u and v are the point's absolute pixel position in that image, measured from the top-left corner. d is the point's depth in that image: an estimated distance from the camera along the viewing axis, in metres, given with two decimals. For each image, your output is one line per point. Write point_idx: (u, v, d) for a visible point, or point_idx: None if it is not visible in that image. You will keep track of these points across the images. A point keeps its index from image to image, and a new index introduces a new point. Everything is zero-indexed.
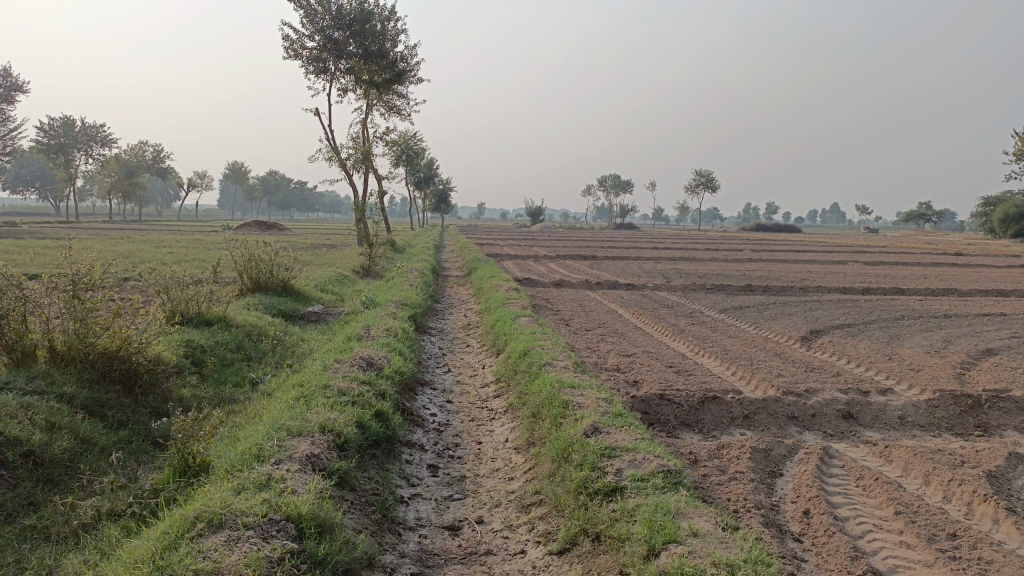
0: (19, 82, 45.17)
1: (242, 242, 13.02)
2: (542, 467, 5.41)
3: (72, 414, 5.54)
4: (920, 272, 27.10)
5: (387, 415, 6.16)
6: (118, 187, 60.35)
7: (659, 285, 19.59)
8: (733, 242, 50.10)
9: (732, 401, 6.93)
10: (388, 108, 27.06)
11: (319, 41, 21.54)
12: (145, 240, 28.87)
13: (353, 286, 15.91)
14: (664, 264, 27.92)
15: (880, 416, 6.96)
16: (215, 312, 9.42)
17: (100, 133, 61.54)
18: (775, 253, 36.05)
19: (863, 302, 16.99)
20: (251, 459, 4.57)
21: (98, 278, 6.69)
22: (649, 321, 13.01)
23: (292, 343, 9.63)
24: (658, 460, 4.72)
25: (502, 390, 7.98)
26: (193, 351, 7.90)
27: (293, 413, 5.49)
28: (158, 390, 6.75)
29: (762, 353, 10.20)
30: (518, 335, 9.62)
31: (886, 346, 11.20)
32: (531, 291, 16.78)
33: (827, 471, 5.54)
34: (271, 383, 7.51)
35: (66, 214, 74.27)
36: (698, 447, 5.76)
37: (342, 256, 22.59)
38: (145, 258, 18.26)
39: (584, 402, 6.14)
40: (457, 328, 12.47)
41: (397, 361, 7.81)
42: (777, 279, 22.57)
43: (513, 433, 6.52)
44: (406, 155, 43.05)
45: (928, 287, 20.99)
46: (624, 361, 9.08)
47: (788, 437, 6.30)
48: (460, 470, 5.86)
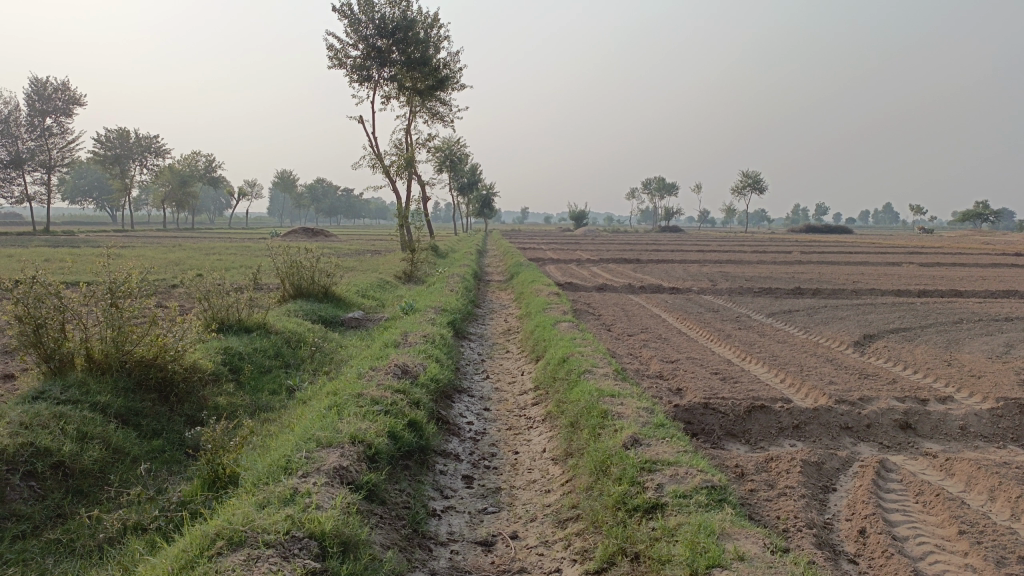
0: (78, 96, 46.45)
1: (284, 248, 13.07)
2: (580, 479, 5.19)
3: (105, 423, 5.52)
4: (979, 273, 26.08)
5: (421, 424, 6.01)
6: (171, 197, 61.78)
7: (705, 289, 19.18)
8: (780, 244, 49.03)
9: (781, 410, 6.62)
10: (432, 114, 27.12)
11: (362, 49, 21.65)
12: (195, 248, 29.43)
13: (395, 291, 15.87)
14: (709, 267, 27.38)
15: (940, 426, 6.58)
16: (255, 319, 9.40)
17: (154, 144, 63.11)
18: (827, 255, 35.18)
19: (919, 305, 16.35)
20: (278, 471, 4.44)
21: (136, 287, 6.68)
22: (694, 326, 12.67)
23: (331, 350, 9.56)
24: (701, 475, 4.46)
25: (541, 397, 7.78)
26: (231, 357, 7.87)
27: (324, 423, 5.37)
28: (193, 398, 6.72)
29: (812, 358, 9.81)
30: (557, 341, 9.41)
31: (944, 351, 10.69)
32: (573, 296, 16.55)
33: (884, 487, 5.20)
34: (308, 391, 7.44)
35: (121, 223, 76.21)
36: (745, 460, 5.48)
37: (386, 262, 22.65)
38: (192, 265, 18.52)
39: (623, 412, 5.90)
40: (498, 334, 12.31)
41: (433, 368, 7.67)
42: (827, 281, 21.90)
43: (550, 444, 6.32)
44: (450, 160, 43.17)
45: (989, 289, 20.13)
46: (667, 367, 8.80)
47: (842, 449, 5.98)
48: (495, 481, 5.68)
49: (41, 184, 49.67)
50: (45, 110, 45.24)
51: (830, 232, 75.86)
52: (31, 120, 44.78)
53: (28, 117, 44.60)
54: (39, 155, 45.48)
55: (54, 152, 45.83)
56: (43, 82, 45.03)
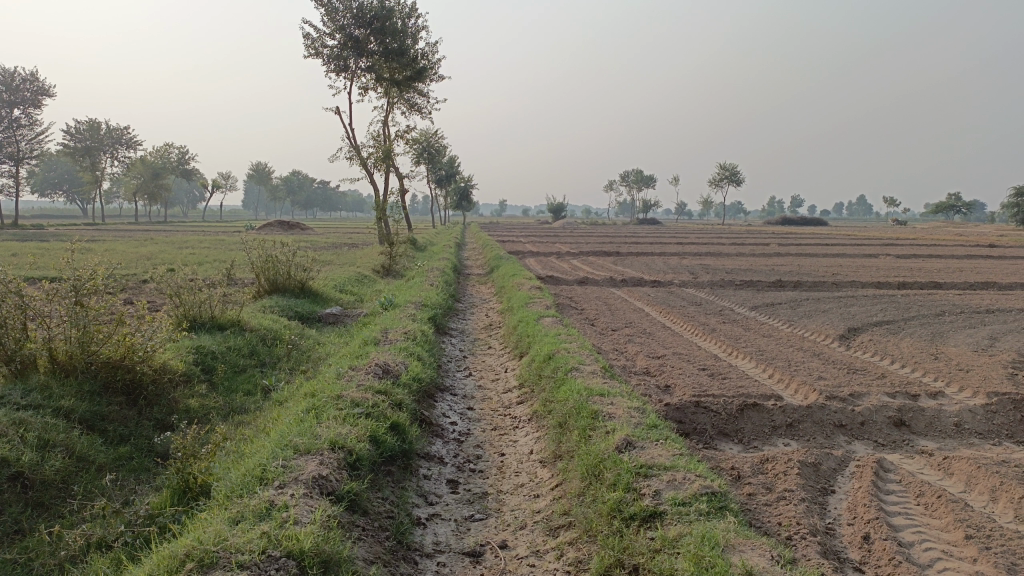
0: (46, 86, 45.38)
1: (259, 242, 12.71)
2: (571, 484, 4.98)
3: (69, 430, 5.22)
4: (956, 265, 26.17)
5: (404, 427, 5.76)
6: (143, 189, 60.61)
7: (686, 282, 19.05)
8: (757, 237, 49.08)
9: (774, 408, 6.44)
10: (409, 106, 26.74)
11: (339, 39, 21.24)
12: (168, 242, 28.78)
13: (374, 286, 15.56)
14: (689, 260, 27.28)
15: (934, 423, 6.45)
16: (229, 316, 9.08)
17: (125, 136, 61.85)
18: (804, 247, 35.24)
19: (900, 297, 16.32)
20: (253, 482, 4.18)
21: (102, 284, 6.36)
22: (678, 321, 12.51)
23: (308, 347, 9.27)
24: (700, 481, 4.26)
25: (526, 395, 7.57)
26: (204, 357, 7.57)
27: (302, 428, 5.10)
28: (163, 401, 6.40)
29: (799, 353, 9.68)
30: (542, 337, 9.19)
31: (929, 344, 10.61)
32: (554, 290, 16.31)
33: (884, 488, 5.04)
34: (285, 392, 7.16)
35: (92, 217, 74.76)
36: (740, 461, 5.29)
37: (364, 256, 22.31)
38: (164, 260, 18.04)
39: (614, 412, 5.69)
40: (479, 330, 12.06)
41: (415, 367, 7.42)
42: (807, 274, 21.88)
43: (538, 445, 6.11)
44: (428, 153, 42.73)
45: (968, 280, 20.16)
46: (654, 363, 8.60)
47: (836, 448, 5.82)
48: (482, 485, 5.45)
49: (9, 176, 48.47)
50: (12, 101, 44.06)
51: (806, 223, 76.42)
52: None
53: None
54: (7, 147, 44.45)
55: (23, 144, 44.82)
56: (9, 73, 43.85)
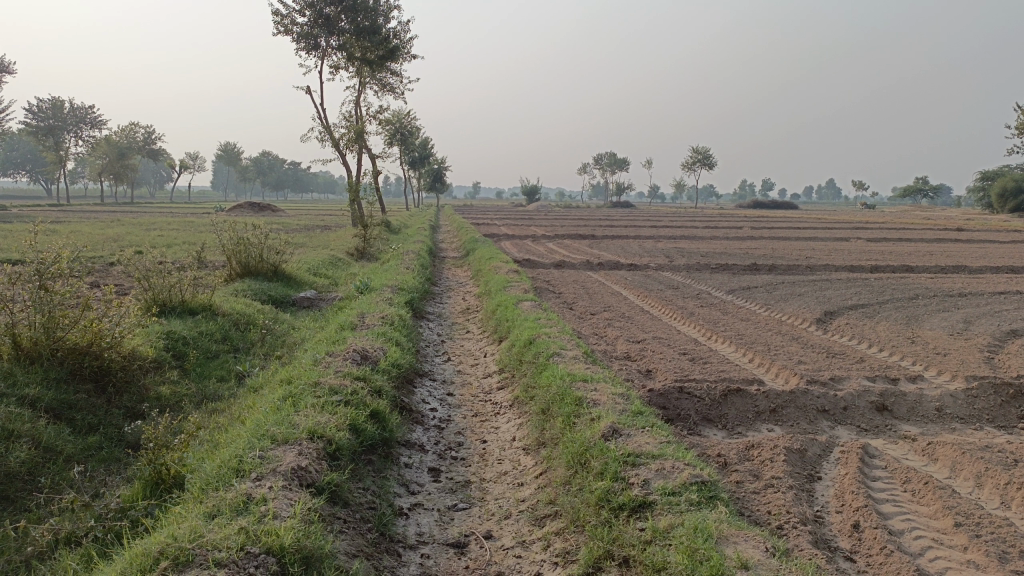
0: (7, 63, 44.09)
1: (230, 224, 12.42)
2: (556, 473, 4.89)
3: (34, 420, 5.02)
4: (925, 248, 26.45)
5: (384, 414, 5.63)
6: (109, 169, 59.33)
7: (662, 265, 19.04)
8: (730, 219, 49.33)
9: (757, 394, 6.39)
10: (382, 86, 26.36)
11: (309, 16, 20.84)
12: (135, 224, 28.15)
13: (348, 270, 15.33)
14: (664, 243, 27.32)
15: (916, 408, 6.45)
16: (201, 300, 8.84)
17: (90, 115, 60.40)
18: (777, 231, 35.44)
19: (874, 280, 16.44)
20: (230, 474, 4.02)
21: (66, 268, 6.12)
22: (656, 304, 12.46)
23: (282, 332, 9.07)
24: (689, 470, 4.17)
25: (507, 381, 7.46)
26: (174, 343, 7.35)
27: (278, 417, 4.94)
28: (133, 388, 6.18)
29: (778, 337, 9.67)
30: (521, 321, 9.08)
31: (905, 328, 10.67)
32: (531, 273, 16.19)
33: (870, 474, 5.02)
34: (259, 378, 6.97)
35: (57, 196, 73.08)
36: (726, 447, 5.24)
37: (337, 238, 22.02)
38: (131, 242, 17.62)
39: (599, 399, 5.59)
40: (456, 314, 11.92)
41: (394, 353, 7.27)
42: (781, 257, 21.98)
43: (520, 432, 6.01)
44: (401, 134, 42.29)
45: (938, 264, 20.38)
46: (634, 348, 8.53)
47: (820, 433, 5.79)
48: (464, 474, 5.34)
49: None
50: None
51: (776, 207, 77.00)
52: None
53: None
54: None
55: None
56: None
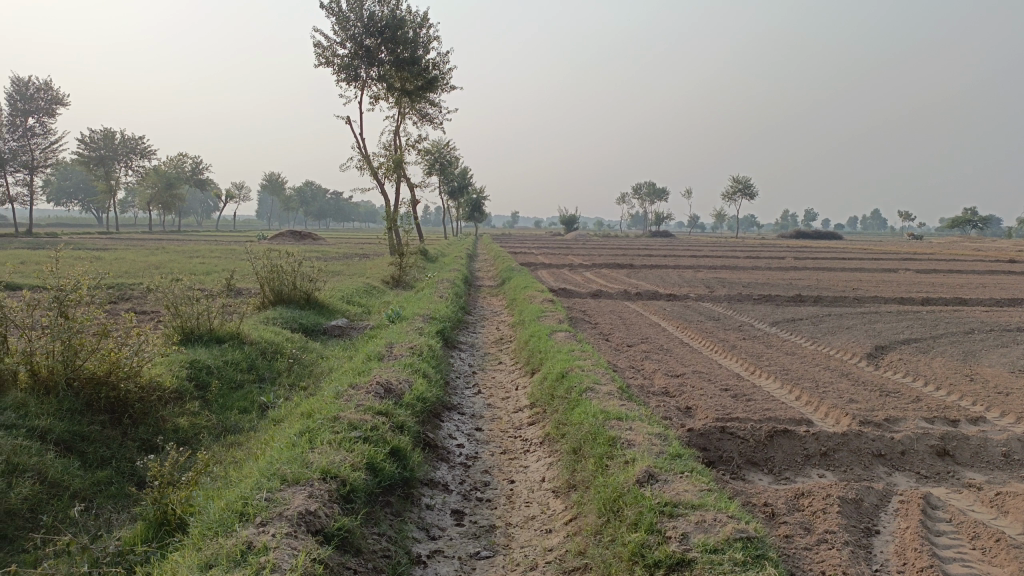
0: (61, 96, 45.47)
1: (264, 252, 12.34)
2: (587, 520, 4.52)
3: (42, 453, 4.82)
4: (977, 280, 25.51)
5: (405, 452, 5.32)
6: (157, 199, 60.58)
7: (702, 296, 18.56)
8: (772, 250, 48.46)
9: (806, 435, 5.95)
10: (421, 116, 26.46)
11: (350, 48, 20.95)
12: (178, 251, 28.52)
13: (382, 298, 15.16)
14: (704, 273, 26.83)
15: (980, 453, 5.95)
16: (228, 329, 8.68)
17: (140, 145, 61.95)
18: (822, 261, 34.52)
19: (925, 313, 15.79)
20: (233, 519, 3.74)
21: (85, 295, 5.96)
22: (696, 336, 12.03)
23: (310, 362, 8.85)
24: (733, 523, 3.77)
25: (538, 417, 7.11)
26: (197, 372, 7.15)
27: (292, 454, 4.67)
28: (150, 420, 5.95)
29: (826, 373, 9.17)
30: (555, 353, 8.75)
31: (962, 364, 10.08)
32: (567, 303, 15.87)
33: (933, 529, 4.56)
34: (281, 410, 6.73)
35: (106, 224, 74.91)
36: (773, 496, 4.82)
37: (374, 266, 21.97)
38: (169, 269, 17.74)
39: (634, 439, 5.20)
40: (489, 344, 11.63)
41: (420, 386, 6.98)
42: (827, 288, 21.33)
43: (550, 472, 5.66)
44: (440, 163, 42.50)
45: (993, 296, 19.56)
46: (673, 383, 8.13)
47: (876, 480, 5.34)
48: (489, 517, 4.99)
49: (24, 186, 48.50)
50: (27, 110, 44.21)
51: (821, 237, 75.54)
52: (13, 119, 43.77)
53: (11, 116, 43.54)
54: (21, 156, 44.63)
55: (37, 153, 44.87)
56: (25, 82, 44.00)
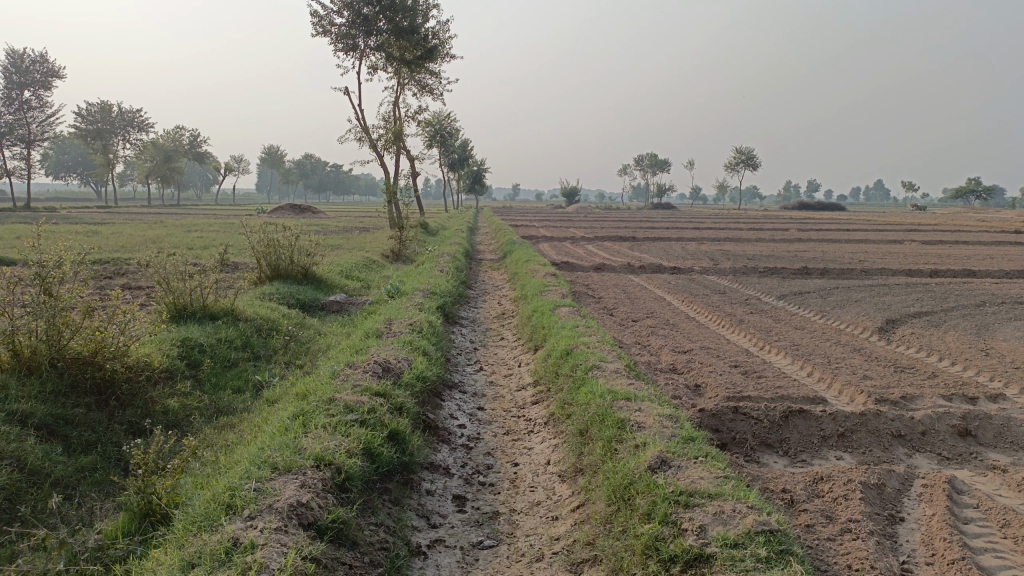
0: (56, 68, 44.77)
1: (260, 225, 12.03)
2: (595, 508, 4.30)
3: (21, 439, 4.56)
4: (984, 251, 25.15)
5: (404, 435, 5.09)
6: (156, 172, 60.05)
7: (707, 269, 18.28)
8: (775, 221, 48.04)
9: (823, 415, 5.70)
10: (420, 87, 25.97)
11: (348, 17, 20.47)
12: (177, 224, 28.20)
13: (381, 272, 14.89)
14: (708, 245, 26.49)
15: (1004, 433, 5.71)
16: (223, 305, 8.42)
17: (137, 118, 61.27)
18: (825, 233, 34.16)
19: (935, 285, 15.49)
20: (218, 512, 3.50)
21: (68, 272, 5.67)
22: (702, 310, 11.76)
23: (307, 338, 8.61)
24: (753, 514, 3.51)
25: (542, 395, 6.87)
26: (189, 351, 6.90)
27: (285, 440, 4.43)
28: (138, 401, 5.71)
29: (838, 348, 8.92)
30: (559, 329, 8.49)
31: (976, 338, 9.83)
32: (569, 276, 15.62)
33: (960, 515, 4.33)
34: (276, 390, 6.48)
35: (105, 199, 74.35)
36: (791, 481, 4.59)
37: (374, 240, 21.64)
38: (166, 244, 17.44)
39: (644, 422, 4.94)
40: (490, 319, 11.38)
41: (420, 364, 6.73)
42: (833, 260, 21.00)
43: (556, 455, 5.43)
44: (440, 135, 41.97)
45: (1003, 267, 19.24)
46: (680, 359, 7.89)
47: (896, 463, 5.11)
48: (492, 503, 4.76)
49: (21, 159, 47.94)
50: (23, 82, 43.58)
51: (823, 208, 74.99)
52: (8, 92, 43.09)
53: (6, 88, 42.86)
54: (17, 129, 43.95)
55: (34, 126, 44.30)
56: (20, 53, 43.40)
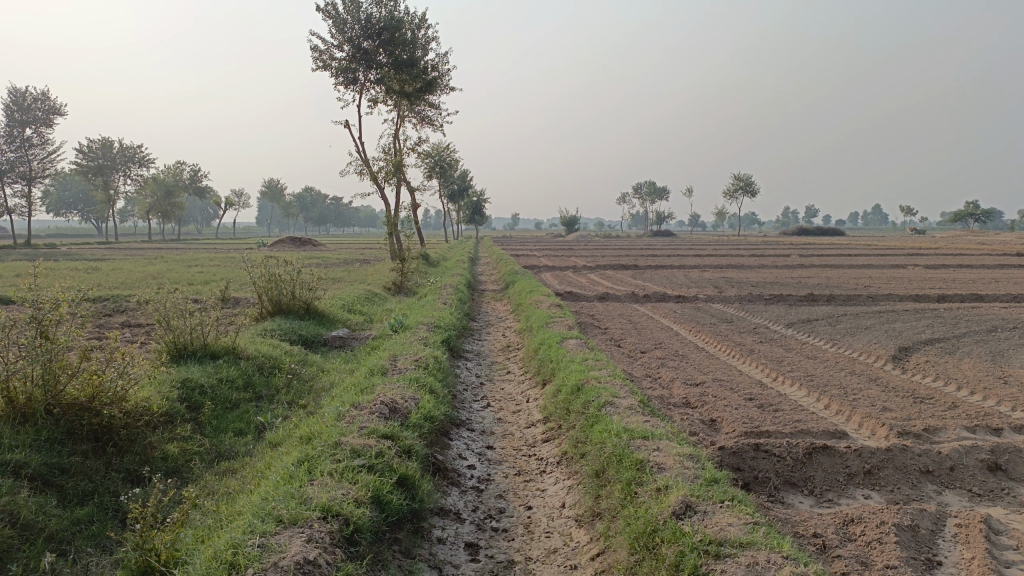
0: (58, 106, 44.98)
1: (261, 260, 11.87)
2: (617, 556, 4.10)
3: (14, 492, 4.36)
4: (989, 275, 25.01)
5: (413, 480, 4.89)
6: (156, 208, 60.10)
7: (711, 297, 18.11)
8: (775, 247, 47.92)
9: (847, 452, 5.50)
10: (420, 119, 26.03)
11: (348, 51, 20.53)
12: (178, 260, 28.08)
13: (384, 305, 14.73)
14: (710, 272, 26.36)
15: None
16: (224, 344, 8.23)
17: (138, 154, 61.58)
18: (827, 258, 34.07)
19: (943, 311, 15.31)
20: (221, 572, 3.30)
21: (64, 315, 5.49)
22: (711, 340, 11.57)
23: (310, 376, 8.42)
24: (790, 566, 3.31)
25: (552, 433, 6.68)
26: (190, 392, 6.71)
27: (290, 489, 4.23)
28: (137, 447, 5.51)
29: (853, 378, 8.72)
30: (567, 363, 8.31)
31: (992, 365, 9.62)
32: (574, 306, 15.45)
33: (1001, 558, 4.11)
34: (279, 432, 6.29)
35: (106, 234, 74.39)
36: (820, 523, 4.39)
37: (375, 272, 21.49)
38: (166, 280, 17.29)
39: (664, 462, 4.75)
40: (496, 352, 11.19)
41: (427, 404, 6.53)
42: (838, 286, 20.84)
43: (571, 497, 5.23)
44: (440, 166, 42.07)
45: (1009, 291, 19.08)
46: (694, 393, 7.68)
47: (926, 501, 4.90)
48: (507, 551, 4.54)
49: (23, 196, 48.04)
50: (24, 120, 43.76)
51: (822, 234, 75.05)
52: (10, 130, 43.26)
53: (7, 126, 43.05)
54: (18, 166, 43.97)
55: (35, 164, 44.40)
56: (22, 92, 43.70)
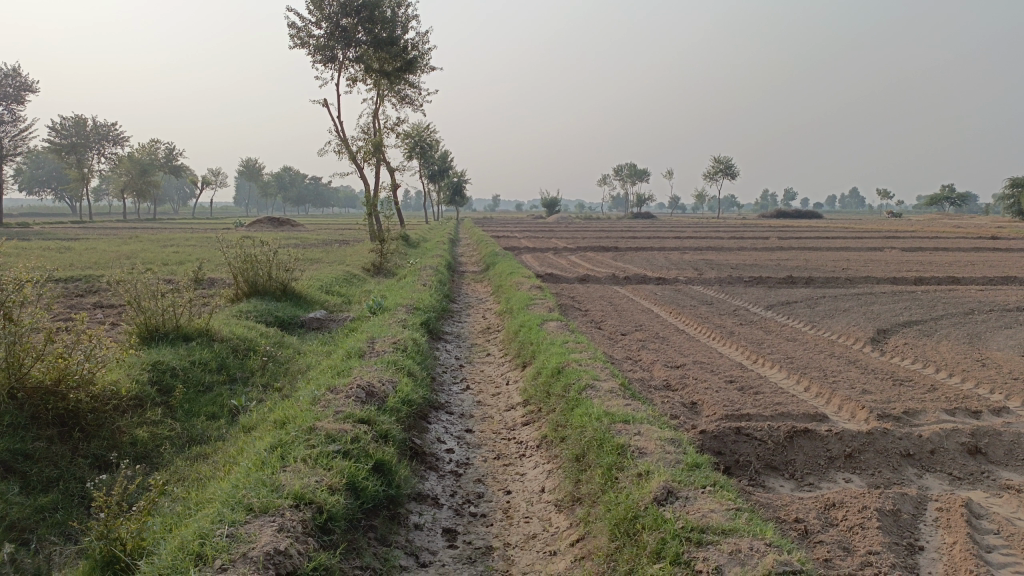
0: (28, 82, 44.02)
1: (237, 240, 11.63)
2: (597, 543, 4.03)
3: None
4: (966, 258, 25.22)
5: (389, 465, 4.78)
6: (131, 187, 59.12)
7: (692, 279, 18.09)
8: (754, 230, 48.04)
9: (828, 435, 5.46)
10: (400, 98, 25.71)
11: (326, 28, 20.17)
12: (153, 240, 27.63)
13: (362, 286, 14.55)
14: (690, 254, 26.38)
15: (1015, 450, 5.49)
16: (197, 325, 8.05)
17: (112, 133, 60.51)
18: (806, 241, 34.16)
19: (921, 293, 15.38)
20: (187, 563, 3.17)
21: (27, 297, 5.29)
22: (691, 322, 11.53)
23: (286, 358, 8.27)
24: (774, 554, 3.24)
25: (532, 416, 6.59)
26: (161, 375, 6.55)
27: (261, 476, 4.11)
28: (105, 432, 5.35)
29: (832, 360, 8.72)
30: (548, 345, 8.22)
31: (970, 348, 9.66)
32: (555, 288, 15.37)
33: (983, 543, 4.09)
34: (253, 416, 6.16)
35: (80, 213, 73.21)
36: (803, 508, 4.34)
37: (354, 253, 21.26)
38: (140, 260, 16.98)
39: (645, 447, 4.67)
40: (476, 334, 11.09)
41: (405, 387, 6.42)
42: (817, 269, 20.92)
43: (550, 482, 5.15)
44: (420, 146, 41.68)
45: (986, 274, 19.23)
46: (674, 375, 7.63)
47: (907, 484, 4.88)
48: (485, 537, 4.45)
49: None
50: None
51: (801, 216, 75.39)
52: None
53: None
54: None
55: (6, 141, 43.44)
56: None
